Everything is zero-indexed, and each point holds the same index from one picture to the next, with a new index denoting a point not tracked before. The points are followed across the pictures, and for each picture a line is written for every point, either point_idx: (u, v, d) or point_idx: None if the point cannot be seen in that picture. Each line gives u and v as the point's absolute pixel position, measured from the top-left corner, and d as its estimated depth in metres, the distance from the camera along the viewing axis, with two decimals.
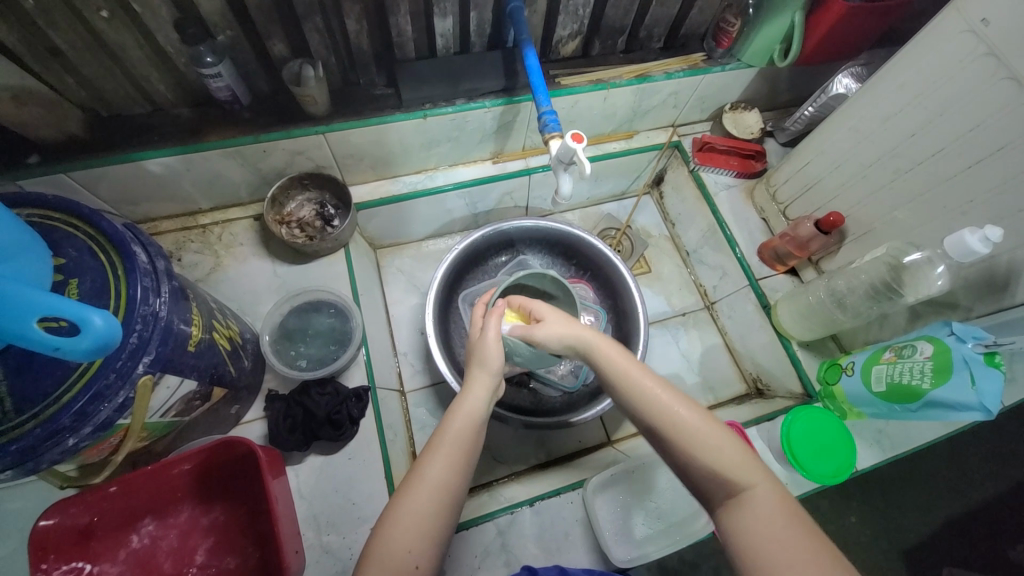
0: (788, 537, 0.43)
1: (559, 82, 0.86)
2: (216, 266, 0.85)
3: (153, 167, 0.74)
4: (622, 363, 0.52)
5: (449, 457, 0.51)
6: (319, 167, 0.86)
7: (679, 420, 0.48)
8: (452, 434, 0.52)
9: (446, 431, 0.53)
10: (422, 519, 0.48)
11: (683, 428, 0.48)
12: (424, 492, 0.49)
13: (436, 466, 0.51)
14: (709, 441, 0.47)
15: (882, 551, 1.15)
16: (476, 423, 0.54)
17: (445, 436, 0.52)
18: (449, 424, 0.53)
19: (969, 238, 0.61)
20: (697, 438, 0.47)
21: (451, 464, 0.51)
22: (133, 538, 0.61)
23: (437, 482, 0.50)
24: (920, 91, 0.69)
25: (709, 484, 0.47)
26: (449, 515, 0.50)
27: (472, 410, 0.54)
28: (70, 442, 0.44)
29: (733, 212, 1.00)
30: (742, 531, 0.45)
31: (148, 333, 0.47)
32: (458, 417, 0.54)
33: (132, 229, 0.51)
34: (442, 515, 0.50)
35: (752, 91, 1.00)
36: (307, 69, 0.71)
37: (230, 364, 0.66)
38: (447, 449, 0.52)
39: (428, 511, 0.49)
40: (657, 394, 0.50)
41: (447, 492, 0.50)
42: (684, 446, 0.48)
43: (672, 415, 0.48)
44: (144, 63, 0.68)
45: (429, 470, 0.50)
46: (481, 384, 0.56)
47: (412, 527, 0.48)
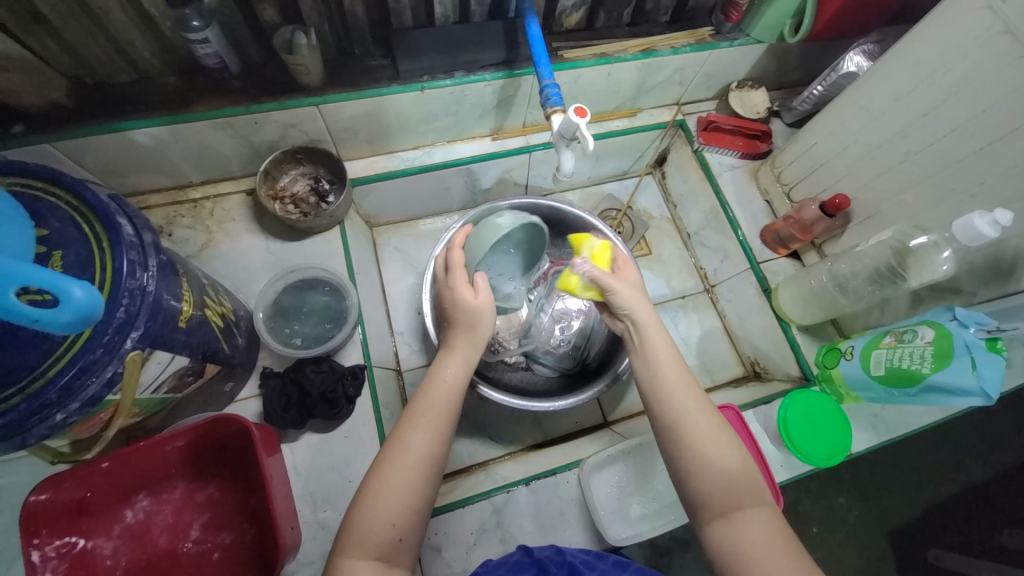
0: (779, 546, 0.47)
1: (562, 55, 0.83)
2: (208, 242, 0.83)
3: (141, 138, 0.72)
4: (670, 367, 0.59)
5: (434, 421, 0.53)
6: (313, 140, 0.84)
7: (695, 423, 0.55)
8: (438, 402, 0.55)
9: (430, 401, 0.55)
10: (405, 488, 0.49)
11: (698, 431, 0.54)
12: (408, 463, 0.50)
13: (421, 433, 0.52)
14: (721, 448, 0.53)
15: (871, 532, 1.17)
16: (456, 392, 0.57)
17: (431, 403, 0.55)
18: (433, 392, 0.56)
19: (978, 222, 0.60)
20: (710, 451, 0.53)
21: (435, 430, 0.53)
22: (128, 514, 0.61)
23: (421, 450, 0.51)
24: (935, 69, 0.66)
25: (715, 494, 0.51)
26: (432, 482, 0.51)
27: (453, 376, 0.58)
28: (57, 417, 0.43)
29: (736, 193, 0.99)
30: (738, 540, 0.48)
31: (136, 307, 0.46)
32: (442, 383, 0.57)
33: (118, 201, 0.49)
34: (423, 485, 0.50)
35: (761, 69, 0.97)
36: (299, 37, 0.68)
37: (223, 341, 0.65)
38: (432, 415, 0.54)
39: (412, 479, 0.50)
40: (684, 399, 0.56)
41: (430, 461, 0.51)
42: (696, 448, 0.53)
43: (692, 419, 0.55)
44: (127, 28, 0.65)
45: (415, 440, 0.52)
46: (466, 351, 0.61)
47: (396, 496, 0.49)
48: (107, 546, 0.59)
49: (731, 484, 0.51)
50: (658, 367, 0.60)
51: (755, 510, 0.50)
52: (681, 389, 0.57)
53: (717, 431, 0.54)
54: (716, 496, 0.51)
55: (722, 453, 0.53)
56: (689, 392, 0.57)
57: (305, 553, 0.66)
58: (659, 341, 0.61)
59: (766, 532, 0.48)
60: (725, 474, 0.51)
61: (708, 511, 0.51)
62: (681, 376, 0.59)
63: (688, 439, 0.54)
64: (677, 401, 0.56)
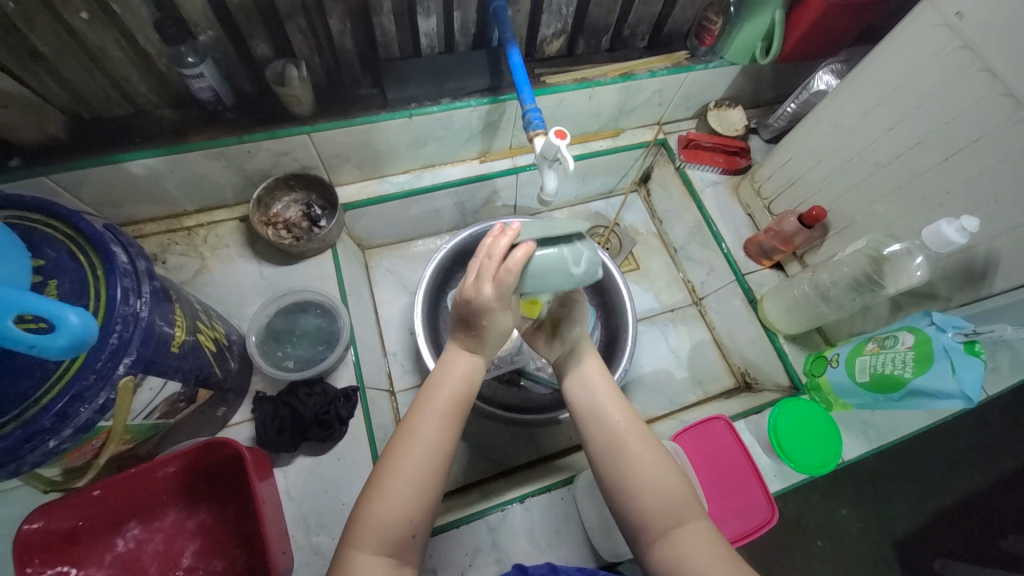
0: (722, 558, 0.49)
1: (544, 81, 0.86)
2: (201, 268, 0.85)
3: (136, 169, 0.74)
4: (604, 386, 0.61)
5: (443, 419, 0.53)
6: (305, 167, 0.86)
7: (631, 440, 0.56)
8: (446, 398, 0.54)
9: (438, 398, 0.54)
10: (412, 488, 0.49)
11: (634, 448, 0.56)
12: (415, 462, 0.50)
13: (429, 429, 0.52)
14: (657, 463, 0.55)
15: (872, 542, 1.16)
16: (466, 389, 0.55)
17: (439, 400, 0.54)
18: (442, 391, 0.54)
19: (947, 229, 0.62)
20: (648, 467, 0.54)
21: (442, 427, 0.52)
22: (118, 542, 0.61)
23: (429, 449, 0.51)
24: (896, 86, 0.70)
25: (655, 509, 0.52)
26: (441, 479, 0.51)
27: (462, 371, 0.56)
28: (50, 444, 0.43)
29: (719, 208, 1.01)
30: (680, 557, 0.49)
31: (129, 333, 0.47)
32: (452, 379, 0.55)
33: (113, 231, 0.51)
34: (430, 483, 0.50)
35: (736, 89, 1.02)
36: (290, 70, 0.71)
37: (216, 366, 0.65)
38: (439, 413, 0.53)
39: (419, 478, 0.50)
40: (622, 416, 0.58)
41: (438, 458, 0.51)
42: (633, 465, 0.55)
43: (628, 437, 0.57)
44: (124, 65, 0.68)
45: (425, 436, 0.51)
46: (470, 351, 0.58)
47: (404, 495, 0.49)
48: None
49: (670, 500, 0.53)
50: (593, 388, 0.61)
51: (693, 524, 0.51)
52: (615, 408, 0.59)
53: (652, 448, 0.56)
54: (659, 512, 0.52)
55: (658, 468, 0.55)
56: (624, 410, 0.59)
57: None
58: (592, 363, 0.63)
59: (708, 545, 0.50)
60: (665, 490, 0.53)
61: (652, 530, 0.52)
62: (614, 396, 0.60)
63: (626, 457, 0.55)
64: (613, 420, 0.58)
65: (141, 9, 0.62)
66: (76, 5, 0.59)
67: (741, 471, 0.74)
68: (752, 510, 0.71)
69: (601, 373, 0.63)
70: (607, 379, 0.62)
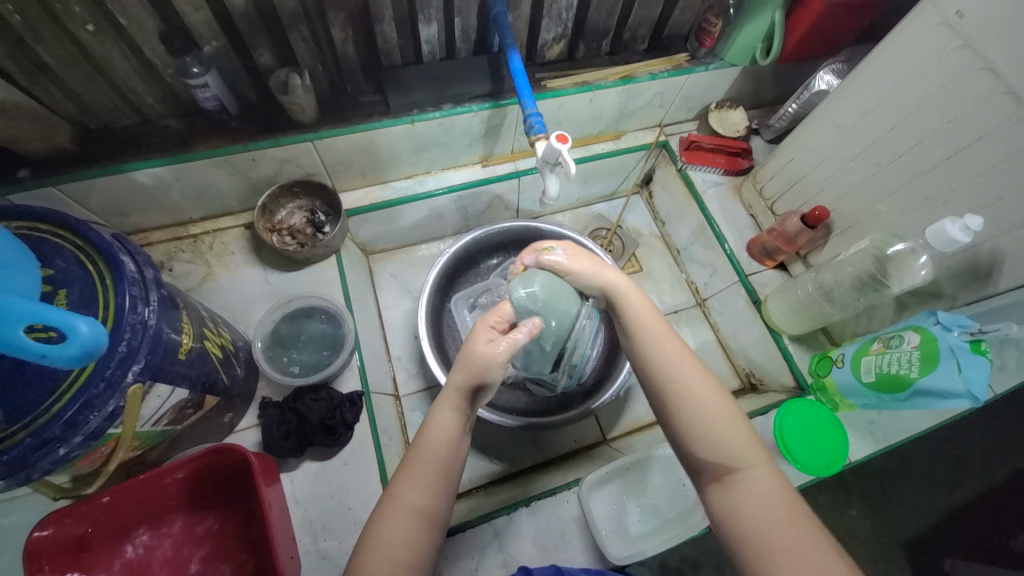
0: (780, 514, 0.45)
1: (545, 85, 0.87)
2: (207, 275, 0.85)
3: (142, 178, 0.75)
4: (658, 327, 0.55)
5: (423, 478, 0.51)
6: (309, 174, 0.87)
7: (689, 389, 0.51)
8: (429, 455, 0.52)
9: (419, 448, 0.53)
10: (398, 544, 0.49)
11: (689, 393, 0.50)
12: (404, 518, 0.49)
13: (409, 491, 0.51)
14: (709, 407, 0.50)
15: (883, 543, 1.15)
16: (452, 443, 0.53)
17: (419, 455, 0.52)
18: (422, 442, 0.53)
19: (950, 228, 0.62)
20: (702, 402, 0.50)
21: (426, 485, 0.51)
22: (128, 548, 0.61)
23: (414, 506, 0.50)
24: (896, 86, 0.70)
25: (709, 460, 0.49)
26: (429, 536, 0.51)
27: (449, 424, 0.53)
28: (61, 451, 0.44)
29: (722, 209, 1.01)
30: (729, 504, 0.47)
31: (137, 342, 0.47)
32: (434, 434, 0.53)
33: (121, 240, 0.52)
34: (420, 542, 0.50)
35: (737, 90, 1.02)
36: (294, 78, 0.72)
37: (222, 372, 0.66)
38: (425, 469, 0.52)
39: (407, 539, 0.49)
40: (676, 363, 0.52)
41: (425, 515, 0.50)
42: (682, 410, 0.50)
43: (688, 387, 0.51)
44: (131, 76, 0.69)
45: (404, 494, 0.51)
46: (446, 405, 0.54)
47: (385, 558, 0.48)
48: None
49: (720, 448, 0.48)
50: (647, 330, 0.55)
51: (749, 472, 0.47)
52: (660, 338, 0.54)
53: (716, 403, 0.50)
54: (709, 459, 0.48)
55: (711, 410, 0.50)
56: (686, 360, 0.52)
57: None
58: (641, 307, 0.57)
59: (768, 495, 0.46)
60: (719, 443, 0.48)
61: (705, 473, 0.49)
62: (660, 327, 0.55)
63: (676, 400, 0.51)
64: (656, 349, 0.54)
65: (147, 22, 0.63)
66: (84, 18, 0.60)
67: None
68: None
69: (645, 305, 0.57)
70: (653, 312, 0.57)
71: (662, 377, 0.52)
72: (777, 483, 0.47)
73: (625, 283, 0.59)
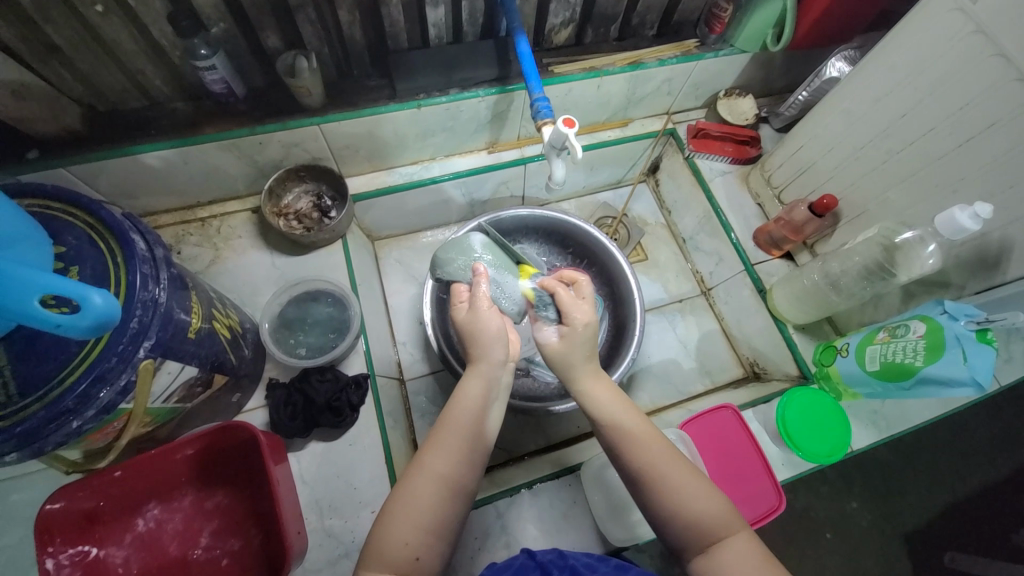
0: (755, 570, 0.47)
1: (552, 70, 0.86)
2: (215, 258, 0.86)
3: (151, 161, 0.75)
4: (629, 415, 0.57)
5: (450, 448, 0.52)
6: (315, 159, 0.87)
7: (669, 474, 0.52)
8: (456, 425, 0.53)
9: (447, 422, 0.54)
10: (421, 510, 0.49)
11: (670, 475, 0.52)
12: (428, 484, 0.50)
13: (437, 460, 0.52)
14: (690, 488, 0.52)
15: (884, 534, 1.16)
16: (480, 417, 0.54)
17: (447, 429, 0.53)
18: (449, 418, 0.54)
19: (959, 215, 0.61)
20: (682, 488, 0.52)
21: (451, 454, 0.52)
22: (139, 522, 0.63)
23: (439, 474, 0.51)
24: (909, 72, 0.69)
25: (693, 535, 0.50)
26: (452, 505, 0.51)
27: (474, 395, 0.55)
28: (73, 424, 0.45)
29: (729, 198, 1.01)
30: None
31: (148, 318, 0.48)
32: (465, 406, 0.54)
33: (132, 219, 0.52)
34: (443, 509, 0.50)
35: (747, 77, 1.00)
36: (300, 61, 0.72)
37: (231, 352, 0.67)
38: (451, 438, 0.53)
39: (432, 503, 0.50)
40: (655, 455, 0.53)
41: (448, 483, 0.51)
42: (664, 492, 0.52)
43: (665, 468, 0.52)
44: (140, 58, 0.69)
45: (431, 462, 0.51)
46: (476, 384, 0.56)
47: (411, 522, 0.48)
48: (119, 554, 0.61)
49: (701, 523, 0.50)
50: (614, 421, 0.56)
51: (730, 543, 0.49)
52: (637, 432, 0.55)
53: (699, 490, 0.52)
54: (693, 532, 0.50)
55: (691, 484, 0.52)
56: (660, 445, 0.54)
57: (312, 560, 0.67)
58: (608, 398, 0.58)
59: (744, 555, 0.49)
60: (702, 516, 0.50)
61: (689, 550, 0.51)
62: (632, 420, 0.56)
63: (655, 484, 0.52)
64: (625, 439, 0.55)
65: (155, 2, 0.63)
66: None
67: (749, 460, 0.74)
68: (759, 498, 0.72)
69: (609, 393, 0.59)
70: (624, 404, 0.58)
71: (642, 465, 0.53)
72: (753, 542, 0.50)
73: (588, 375, 0.59)
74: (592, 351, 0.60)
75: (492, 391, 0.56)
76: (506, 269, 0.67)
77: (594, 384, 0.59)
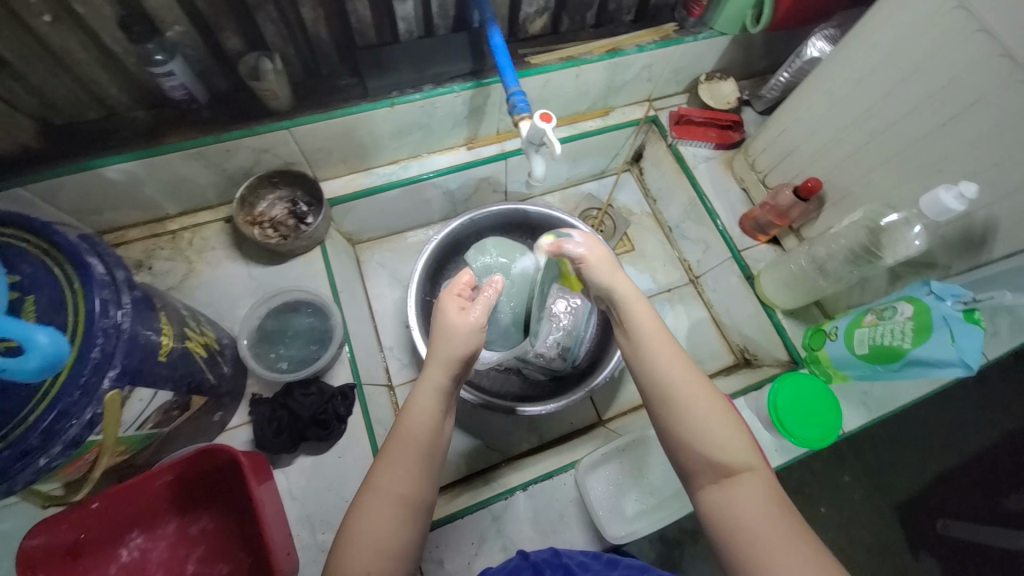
0: (768, 510, 0.45)
1: (528, 61, 0.83)
2: (189, 272, 0.83)
3: (113, 175, 0.72)
4: (655, 335, 0.55)
5: (404, 463, 0.50)
6: (287, 163, 0.84)
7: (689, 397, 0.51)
8: (410, 438, 0.51)
9: (400, 436, 0.52)
10: (380, 534, 0.48)
11: (691, 404, 0.50)
12: (384, 507, 0.49)
13: (389, 477, 0.50)
14: (709, 417, 0.50)
15: (878, 507, 1.18)
16: (435, 423, 0.52)
17: (400, 442, 0.51)
18: (401, 427, 0.52)
19: (944, 197, 0.61)
20: (700, 415, 0.50)
21: (406, 472, 0.50)
22: (123, 552, 0.61)
23: (395, 495, 0.49)
24: (891, 51, 0.68)
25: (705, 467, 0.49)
26: (413, 522, 0.50)
27: (427, 405, 0.53)
28: (40, 463, 0.42)
29: (713, 184, 0.99)
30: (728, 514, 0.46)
31: (112, 346, 0.45)
32: (415, 415, 0.52)
33: (89, 240, 0.49)
34: (402, 529, 0.49)
35: (727, 60, 0.99)
36: (264, 62, 0.68)
37: (208, 371, 0.65)
38: (405, 455, 0.51)
39: (389, 527, 0.48)
40: (677, 378, 0.52)
41: (405, 503, 0.50)
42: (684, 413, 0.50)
43: (686, 391, 0.51)
44: (94, 67, 0.65)
45: (386, 480, 0.50)
46: (426, 390, 0.54)
47: (367, 549, 0.47)
48: None
49: (716, 455, 0.48)
50: (642, 338, 0.55)
51: (744, 481, 0.47)
52: (661, 351, 0.53)
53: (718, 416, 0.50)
54: (706, 465, 0.48)
55: (709, 415, 0.50)
56: (684, 368, 0.53)
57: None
58: (642, 313, 0.56)
59: (758, 496, 0.46)
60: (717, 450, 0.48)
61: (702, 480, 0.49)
62: (660, 341, 0.54)
63: (675, 406, 0.51)
64: (648, 359, 0.53)
65: (105, 7, 0.59)
66: (40, 9, 0.56)
67: None
68: None
69: (644, 310, 0.57)
70: (653, 322, 0.56)
71: (663, 382, 0.52)
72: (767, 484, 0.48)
73: (621, 292, 0.58)
74: (621, 274, 0.59)
75: (444, 398, 0.54)
76: (517, 301, 0.85)
77: (629, 296, 0.57)
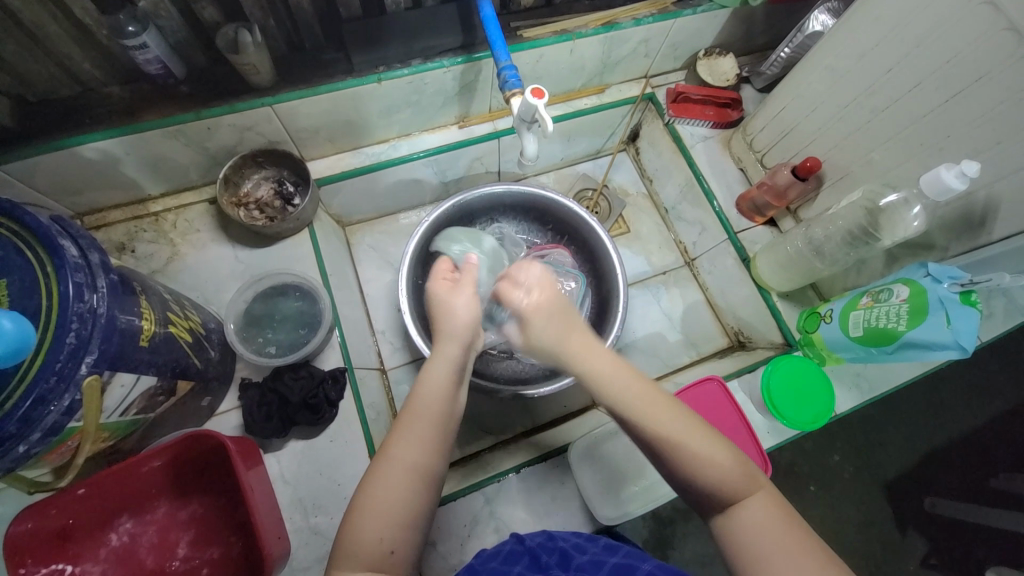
0: (778, 526, 0.45)
1: (521, 35, 0.80)
2: (173, 255, 0.81)
3: (89, 154, 0.69)
4: (629, 381, 0.51)
5: (421, 435, 0.49)
6: (272, 142, 0.81)
7: (679, 437, 0.48)
8: (427, 409, 0.51)
9: (416, 410, 0.51)
10: (393, 501, 0.47)
11: (685, 445, 0.48)
12: (399, 477, 0.47)
13: (403, 448, 0.49)
14: (705, 451, 0.47)
15: (867, 486, 1.19)
16: (450, 398, 0.52)
17: (417, 408, 0.51)
18: (417, 400, 0.51)
19: (946, 176, 0.59)
20: (698, 450, 0.47)
21: (423, 443, 0.49)
22: (112, 537, 0.61)
23: (410, 465, 0.48)
24: (896, 24, 0.65)
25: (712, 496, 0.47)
26: (426, 488, 0.49)
27: (442, 376, 0.52)
28: (20, 449, 0.42)
29: (710, 164, 0.97)
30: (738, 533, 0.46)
31: (87, 331, 0.44)
32: (430, 389, 0.51)
33: (61, 221, 0.47)
34: (416, 498, 0.48)
35: (727, 35, 0.95)
36: (243, 34, 0.65)
37: (194, 356, 0.63)
38: (421, 423, 0.50)
39: (402, 496, 0.47)
40: (662, 424, 0.48)
41: (419, 472, 0.48)
42: (683, 455, 0.47)
43: (676, 434, 0.48)
44: (63, 39, 0.62)
45: (401, 450, 0.49)
46: (442, 362, 0.53)
47: (379, 520, 0.46)
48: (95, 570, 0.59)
49: (722, 486, 0.47)
50: (613, 393, 0.50)
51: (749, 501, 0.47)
52: (639, 398, 0.49)
53: (714, 446, 0.48)
54: (716, 489, 0.47)
55: (703, 445, 0.48)
56: (672, 410, 0.49)
57: (299, 559, 0.66)
58: (608, 366, 0.51)
59: (767, 511, 0.46)
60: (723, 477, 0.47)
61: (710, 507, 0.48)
62: (638, 388, 0.50)
63: (672, 449, 0.48)
64: (627, 408, 0.49)
65: None
66: None
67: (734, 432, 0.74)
68: None
69: (608, 362, 0.52)
70: (621, 367, 0.52)
71: (648, 432, 0.49)
72: (773, 504, 0.47)
73: (580, 348, 0.53)
74: (571, 318, 0.55)
75: (456, 375, 0.53)
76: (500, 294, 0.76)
77: (586, 354, 0.52)
